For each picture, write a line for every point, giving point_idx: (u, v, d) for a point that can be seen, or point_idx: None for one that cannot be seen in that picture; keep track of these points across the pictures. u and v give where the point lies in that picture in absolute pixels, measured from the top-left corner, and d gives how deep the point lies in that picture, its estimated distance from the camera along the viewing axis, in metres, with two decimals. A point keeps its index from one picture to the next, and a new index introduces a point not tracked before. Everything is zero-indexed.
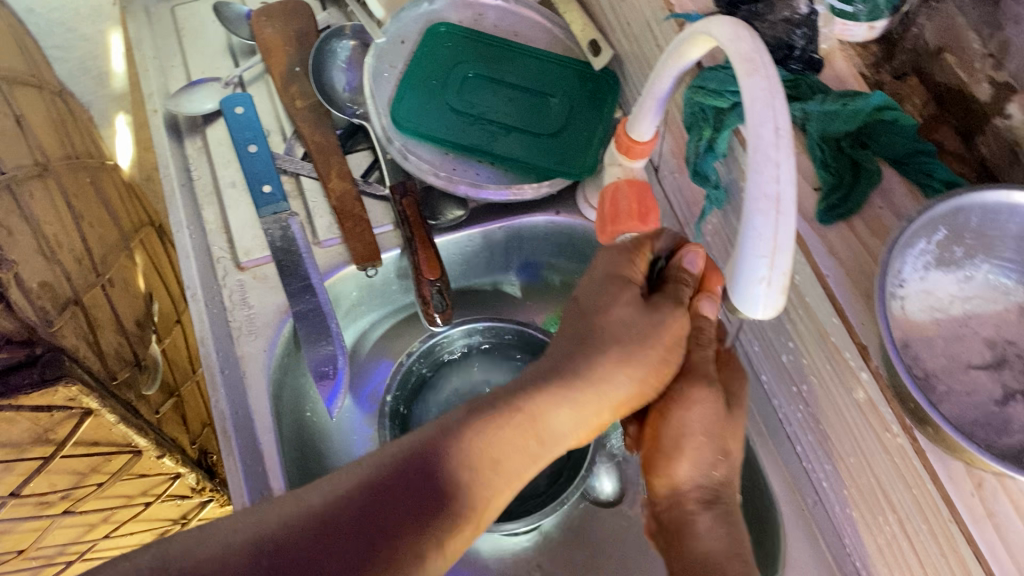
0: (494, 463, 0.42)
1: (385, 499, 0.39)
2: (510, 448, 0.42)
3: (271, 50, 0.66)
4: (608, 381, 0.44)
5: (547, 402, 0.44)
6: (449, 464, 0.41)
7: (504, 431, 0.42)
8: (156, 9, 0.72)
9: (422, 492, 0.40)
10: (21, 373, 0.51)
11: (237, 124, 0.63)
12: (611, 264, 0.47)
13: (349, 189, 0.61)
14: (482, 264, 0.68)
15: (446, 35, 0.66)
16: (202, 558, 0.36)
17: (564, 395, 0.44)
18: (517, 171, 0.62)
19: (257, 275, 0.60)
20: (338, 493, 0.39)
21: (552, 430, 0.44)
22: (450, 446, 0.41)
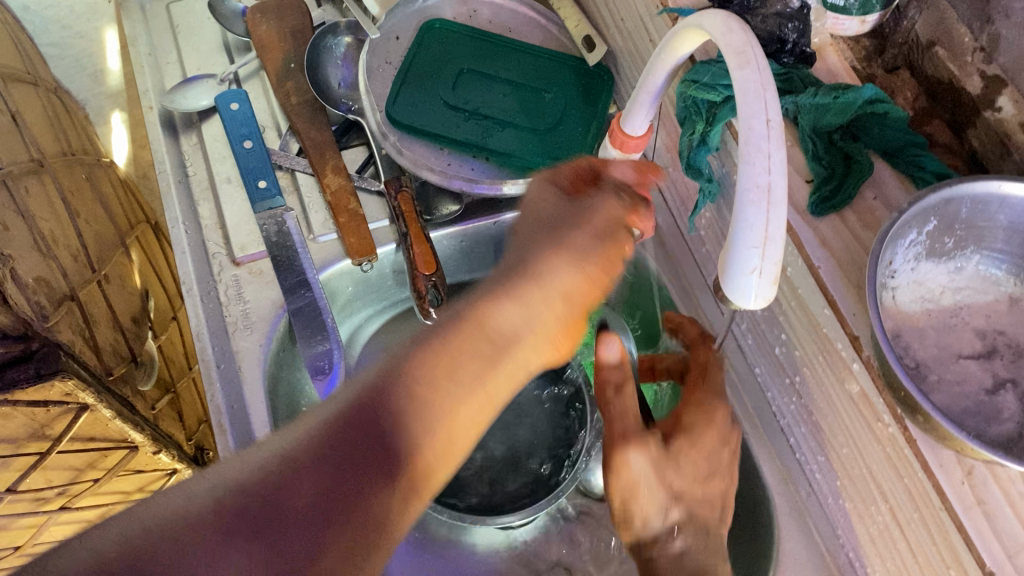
0: (446, 373, 0.37)
1: (339, 436, 0.34)
2: (461, 357, 0.38)
3: (266, 47, 0.66)
4: (546, 269, 0.42)
5: (487, 306, 0.40)
6: (396, 389, 0.36)
7: (450, 341, 0.38)
8: (151, 6, 0.72)
9: (385, 417, 0.36)
10: (17, 368, 0.52)
11: (232, 120, 0.63)
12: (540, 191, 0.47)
13: (345, 184, 0.61)
14: (477, 260, 0.68)
15: (441, 31, 0.66)
16: (150, 520, 0.30)
17: (500, 291, 0.40)
18: (511, 167, 0.62)
19: (252, 271, 0.60)
20: (299, 435, 0.35)
21: (503, 330, 0.39)
22: (395, 373, 0.37)
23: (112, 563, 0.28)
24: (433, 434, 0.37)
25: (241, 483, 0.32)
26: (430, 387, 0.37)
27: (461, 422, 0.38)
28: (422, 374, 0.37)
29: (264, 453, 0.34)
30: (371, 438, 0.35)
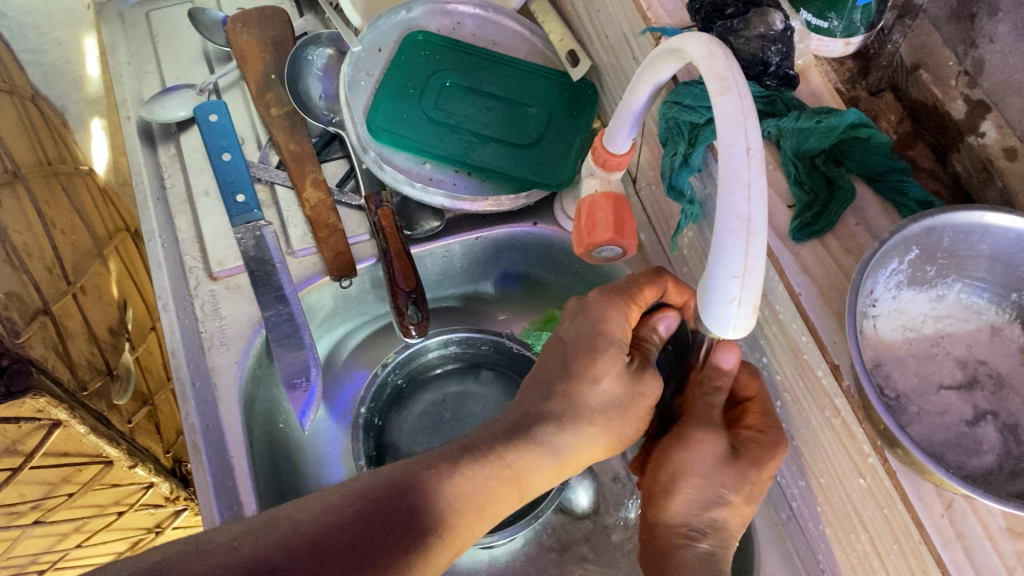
0: (480, 507, 0.43)
1: (375, 520, 0.39)
2: (496, 495, 0.44)
3: (246, 57, 0.66)
4: (582, 437, 0.47)
5: (528, 459, 0.45)
6: (438, 496, 0.42)
7: (496, 478, 0.44)
8: (131, 13, 0.71)
9: (413, 511, 0.41)
10: None
11: (211, 131, 0.62)
12: (602, 312, 0.49)
13: (324, 198, 0.61)
14: (458, 274, 0.67)
15: (424, 43, 0.65)
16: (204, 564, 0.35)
17: (540, 450, 0.46)
18: (494, 182, 0.62)
19: (229, 286, 0.59)
20: (342, 500, 0.40)
21: (533, 485, 0.46)
22: (441, 481, 0.42)
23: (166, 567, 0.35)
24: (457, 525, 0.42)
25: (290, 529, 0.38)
26: (461, 481, 0.43)
27: (479, 525, 0.43)
28: (453, 479, 0.43)
29: (319, 496, 0.40)
30: (399, 519, 0.40)
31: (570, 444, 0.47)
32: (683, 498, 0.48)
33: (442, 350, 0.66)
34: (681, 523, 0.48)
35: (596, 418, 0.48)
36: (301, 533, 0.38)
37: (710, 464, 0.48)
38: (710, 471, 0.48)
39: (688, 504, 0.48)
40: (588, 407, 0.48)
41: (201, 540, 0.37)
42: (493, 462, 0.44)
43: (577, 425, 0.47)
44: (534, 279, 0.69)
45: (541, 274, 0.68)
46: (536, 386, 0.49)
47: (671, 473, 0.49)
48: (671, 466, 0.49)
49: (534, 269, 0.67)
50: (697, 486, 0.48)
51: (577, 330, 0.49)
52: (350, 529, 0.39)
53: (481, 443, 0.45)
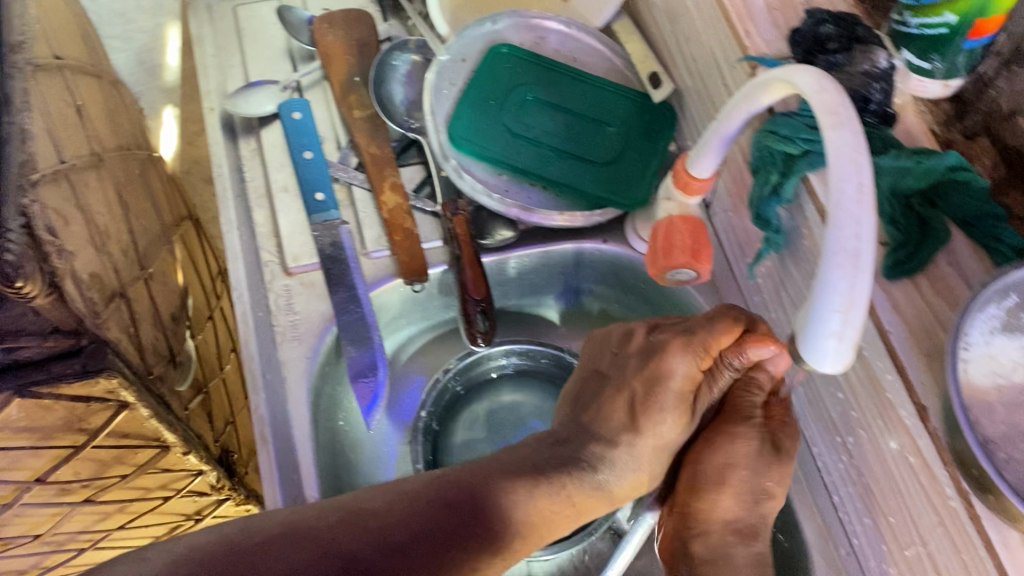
0: (542, 531, 0.44)
1: (449, 522, 0.41)
2: (559, 517, 0.45)
3: (331, 57, 0.67)
4: (642, 470, 0.50)
5: (588, 495, 0.47)
6: (506, 509, 0.43)
7: (560, 502, 0.45)
8: (218, 6, 0.71)
9: (482, 519, 0.42)
10: (62, 362, 0.54)
11: (294, 129, 0.63)
12: (676, 358, 0.49)
13: (401, 203, 0.61)
14: (525, 285, 0.67)
15: (508, 56, 0.65)
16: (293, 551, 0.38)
17: (600, 484, 0.48)
18: (568, 198, 0.62)
19: (304, 282, 0.60)
20: (417, 497, 0.42)
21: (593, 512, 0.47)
22: (509, 496, 0.44)
23: (265, 545, 0.38)
24: (522, 538, 0.44)
25: (370, 522, 0.40)
26: (529, 495, 0.44)
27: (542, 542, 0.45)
28: (524, 498, 0.44)
29: (397, 490, 0.43)
30: (468, 523, 0.42)
31: (628, 475, 0.49)
32: (731, 491, 0.48)
33: (503, 360, 0.66)
34: (732, 518, 0.48)
35: (647, 459, 0.50)
36: (380, 525, 0.40)
37: (754, 457, 0.48)
38: (757, 463, 0.48)
39: (738, 496, 0.48)
40: (648, 440, 0.49)
41: (294, 525, 0.40)
42: (561, 494, 0.46)
43: (627, 463, 0.49)
44: (595, 298, 0.69)
45: (603, 292, 0.68)
46: (609, 413, 0.50)
47: (719, 464, 0.49)
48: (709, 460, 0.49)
49: (596, 286, 0.67)
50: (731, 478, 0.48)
51: (643, 376, 0.50)
52: (424, 533, 0.41)
53: (548, 465, 0.47)
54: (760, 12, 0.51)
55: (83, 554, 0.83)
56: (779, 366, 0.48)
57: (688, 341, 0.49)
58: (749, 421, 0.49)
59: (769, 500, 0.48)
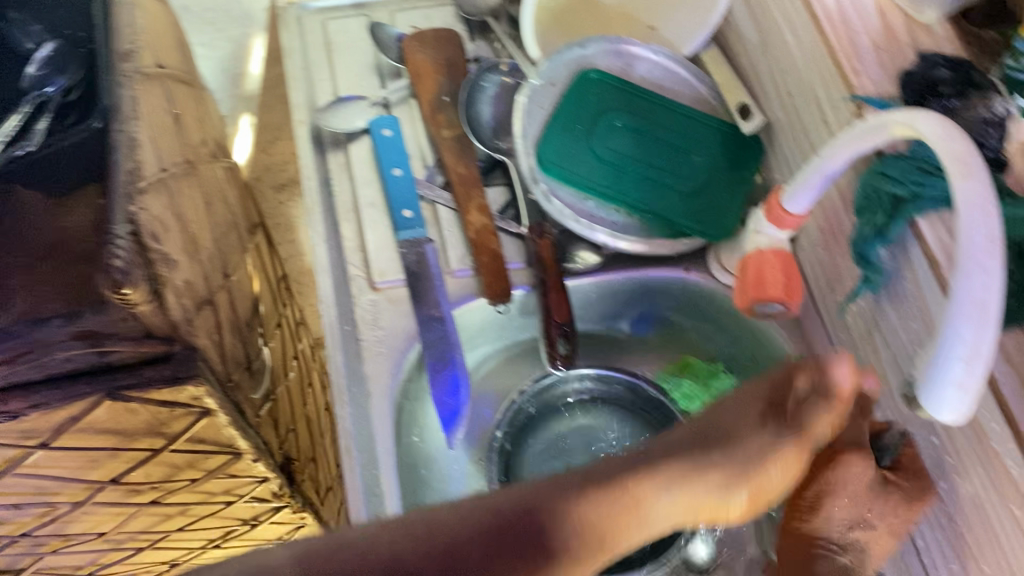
0: (599, 535, 0.40)
1: (501, 546, 0.37)
2: (615, 521, 0.41)
3: (421, 75, 0.67)
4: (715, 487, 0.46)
5: (649, 491, 0.44)
6: (557, 516, 0.40)
7: (613, 506, 0.41)
8: (308, 18, 0.72)
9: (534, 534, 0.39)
10: (153, 367, 0.54)
11: (384, 146, 0.64)
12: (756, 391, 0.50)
13: (487, 223, 0.62)
14: (603, 306, 0.66)
15: (597, 82, 0.65)
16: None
17: (664, 486, 0.44)
18: (653, 226, 0.63)
19: (390, 297, 0.61)
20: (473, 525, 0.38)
21: (651, 516, 0.43)
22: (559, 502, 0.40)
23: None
24: (585, 545, 0.40)
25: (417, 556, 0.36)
26: (580, 506, 0.40)
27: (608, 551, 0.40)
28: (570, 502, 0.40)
29: (460, 511, 0.39)
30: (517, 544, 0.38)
31: (694, 488, 0.45)
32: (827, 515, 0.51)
33: (579, 384, 0.64)
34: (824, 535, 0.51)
35: (710, 489, 0.46)
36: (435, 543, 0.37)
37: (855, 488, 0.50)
38: (862, 494, 0.50)
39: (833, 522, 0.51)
40: (736, 453, 0.48)
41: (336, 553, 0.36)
42: (614, 491, 0.42)
43: (696, 487, 0.45)
44: (671, 326, 0.67)
45: (681, 322, 0.67)
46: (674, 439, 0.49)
47: (816, 493, 0.51)
48: (821, 488, 0.51)
49: (674, 315, 0.66)
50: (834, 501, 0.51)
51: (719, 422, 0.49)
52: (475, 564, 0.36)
53: (605, 475, 0.43)
54: (867, 51, 0.51)
55: (139, 554, 0.84)
56: (875, 388, 0.49)
57: (759, 394, 0.50)
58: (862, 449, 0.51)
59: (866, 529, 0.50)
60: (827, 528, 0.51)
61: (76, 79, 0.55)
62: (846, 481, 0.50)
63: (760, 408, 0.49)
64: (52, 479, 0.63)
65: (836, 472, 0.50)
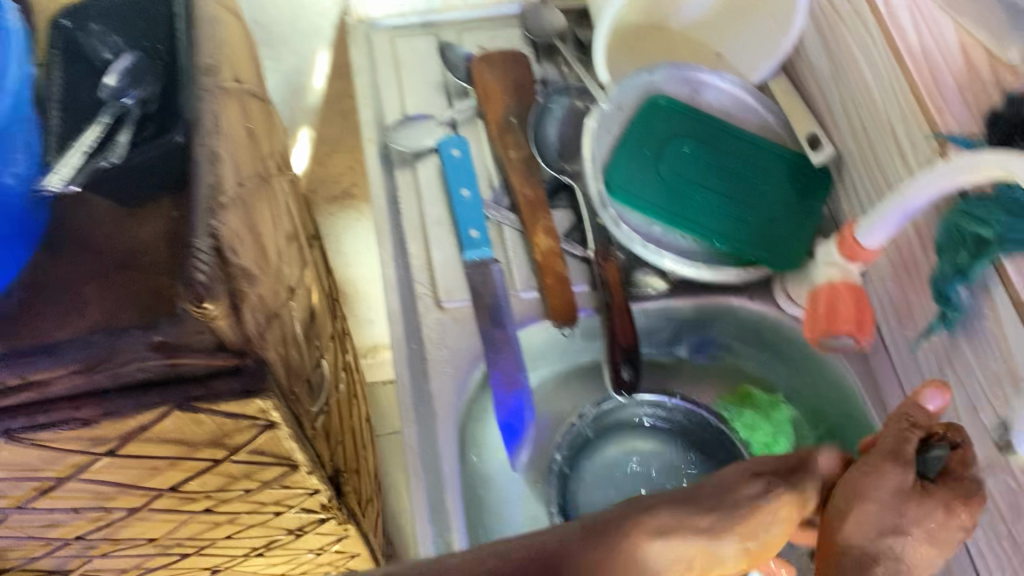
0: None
1: None
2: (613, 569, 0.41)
3: (489, 97, 0.68)
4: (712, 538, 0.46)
5: (642, 530, 0.43)
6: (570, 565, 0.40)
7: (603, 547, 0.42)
8: (377, 36, 0.73)
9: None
10: (222, 381, 0.49)
11: (452, 166, 0.65)
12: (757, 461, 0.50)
13: (553, 245, 0.62)
14: (665, 331, 0.66)
15: (665, 108, 0.66)
16: None
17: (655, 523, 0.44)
18: (719, 254, 0.63)
19: (456, 317, 0.61)
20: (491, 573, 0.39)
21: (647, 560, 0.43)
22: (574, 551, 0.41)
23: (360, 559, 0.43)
24: None
25: None
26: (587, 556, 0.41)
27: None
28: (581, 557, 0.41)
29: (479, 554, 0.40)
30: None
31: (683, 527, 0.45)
32: (858, 520, 0.43)
33: (649, 412, 0.63)
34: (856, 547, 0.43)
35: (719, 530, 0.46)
36: None
37: (891, 493, 0.43)
38: (893, 500, 0.43)
39: (862, 527, 0.43)
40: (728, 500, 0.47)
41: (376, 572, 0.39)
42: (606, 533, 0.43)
43: (685, 535, 0.45)
44: (731, 353, 0.67)
45: (742, 349, 0.66)
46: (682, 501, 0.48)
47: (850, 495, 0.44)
48: (848, 491, 0.45)
49: (735, 342, 0.66)
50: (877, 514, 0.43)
51: (710, 483, 0.48)
52: None
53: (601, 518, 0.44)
54: (951, 89, 0.51)
55: (184, 560, 0.85)
56: (936, 402, 0.45)
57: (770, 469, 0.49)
58: (899, 459, 0.44)
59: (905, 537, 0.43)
60: (855, 536, 0.43)
61: (150, 96, 0.56)
62: (877, 488, 0.44)
63: (754, 472, 0.49)
64: (113, 484, 0.63)
65: (861, 479, 0.44)
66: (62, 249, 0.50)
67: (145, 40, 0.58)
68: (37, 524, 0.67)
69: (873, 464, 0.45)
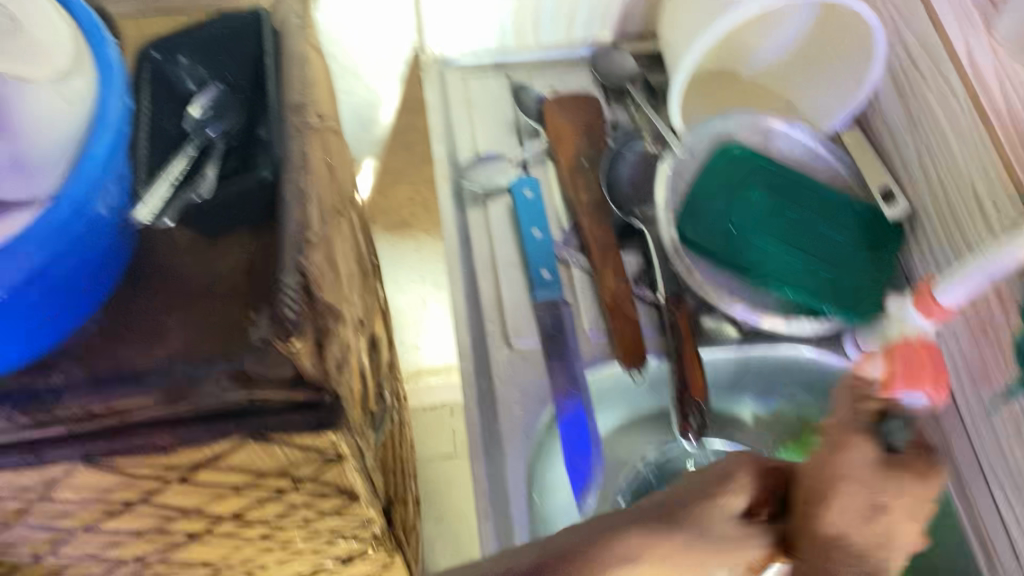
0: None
1: None
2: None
3: (561, 138, 0.68)
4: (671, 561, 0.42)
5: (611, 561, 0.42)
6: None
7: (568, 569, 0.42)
8: (449, 75, 0.74)
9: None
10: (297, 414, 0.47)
11: (524, 207, 0.66)
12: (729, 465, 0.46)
13: (622, 285, 0.62)
14: (731, 379, 0.66)
15: (738, 155, 0.66)
16: None
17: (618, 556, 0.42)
18: (788, 303, 0.64)
19: (525, 356, 0.61)
20: None
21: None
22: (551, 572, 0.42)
23: None
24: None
25: None
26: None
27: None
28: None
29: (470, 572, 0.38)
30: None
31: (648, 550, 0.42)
32: (841, 503, 0.40)
33: (705, 455, 0.63)
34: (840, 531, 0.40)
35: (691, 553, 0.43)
36: None
37: (872, 468, 0.41)
38: (871, 477, 0.41)
39: (845, 512, 0.40)
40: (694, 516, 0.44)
41: None
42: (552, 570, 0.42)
43: (653, 557, 0.42)
44: (793, 403, 0.67)
45: (804, 399, 0.66)
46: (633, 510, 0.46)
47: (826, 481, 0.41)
48: (820, 481, 0.42)
49: (799, 392, 0.66)
50: (855, 502, 0.40)
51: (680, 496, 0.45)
52: None
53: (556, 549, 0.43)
54: None
55: None
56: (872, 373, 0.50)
57: (738, 460, 0.46)
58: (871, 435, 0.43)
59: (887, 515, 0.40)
60: (839, 520, 0.40)
61: (233, 129, 0.56)
62: (854, 461, 0.41)
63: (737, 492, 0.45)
64: (176, 508, 0.64)
65: (836, 456, 0.42)
66: (145, 279, 0.50)
67: (225, 72, 0.58)
68: (99, 544, 0.68)
69: (841, 439, 0.43)
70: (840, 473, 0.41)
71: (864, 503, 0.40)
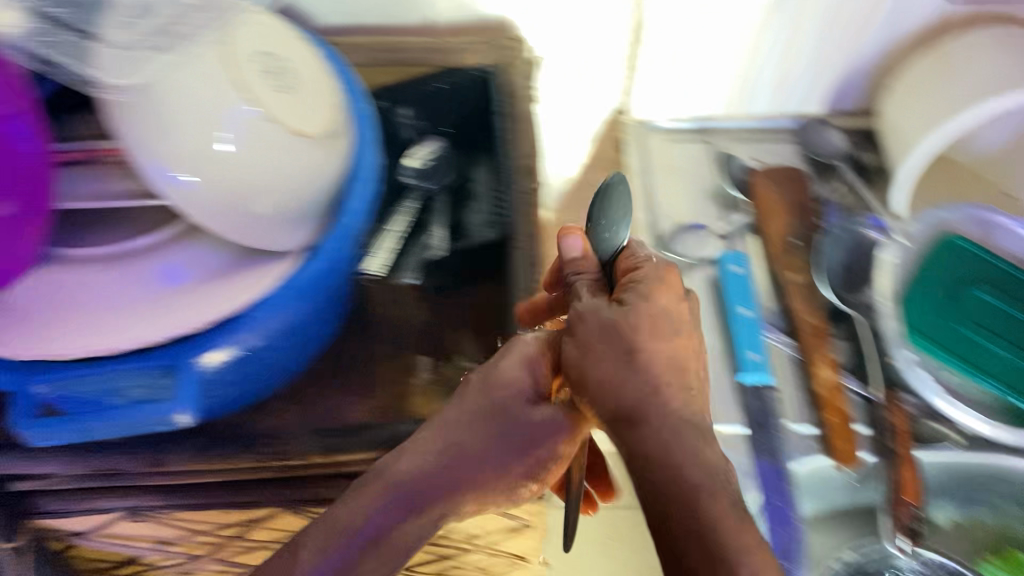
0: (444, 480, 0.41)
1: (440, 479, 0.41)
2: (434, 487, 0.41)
3: (769, 214, 0.67)
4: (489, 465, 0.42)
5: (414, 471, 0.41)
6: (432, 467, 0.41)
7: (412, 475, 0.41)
8: (654, 139, 0.74)
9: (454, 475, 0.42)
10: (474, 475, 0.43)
11: (732, 283, 0.63)
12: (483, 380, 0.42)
13: (835, 380, 0.60)
14: (943, 483, 0.59)
15: (959, 249, 0.65)
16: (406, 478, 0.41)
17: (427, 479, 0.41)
18: (1014, 412, 0.60)
19: (728, 442, 0.59)
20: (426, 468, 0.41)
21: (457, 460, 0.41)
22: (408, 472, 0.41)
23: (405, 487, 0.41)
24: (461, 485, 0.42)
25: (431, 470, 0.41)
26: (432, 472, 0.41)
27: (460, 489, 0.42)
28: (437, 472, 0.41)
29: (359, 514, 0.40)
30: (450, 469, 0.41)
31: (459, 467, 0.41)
32: (601, 345, 0.37)
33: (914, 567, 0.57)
34: (623, 377, 0.35)
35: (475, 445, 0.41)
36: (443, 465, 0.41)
37: (605, 328, 0.37)
38: (616, 334, 0.37)
39: (620, 357, 0.36)
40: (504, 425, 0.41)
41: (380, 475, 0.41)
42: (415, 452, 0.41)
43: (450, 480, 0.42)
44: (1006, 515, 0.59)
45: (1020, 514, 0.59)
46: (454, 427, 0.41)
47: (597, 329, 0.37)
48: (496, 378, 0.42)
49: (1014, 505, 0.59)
50: (620, 348, 0.36)
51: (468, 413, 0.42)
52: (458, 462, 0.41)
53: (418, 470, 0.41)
54: None
55: None
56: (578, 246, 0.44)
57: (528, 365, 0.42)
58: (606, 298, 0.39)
59: (640, 343, 0.36)
60: (594, 370, 0.36)
61: (448, 181, 0.59)
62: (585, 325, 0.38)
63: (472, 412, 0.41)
64: None
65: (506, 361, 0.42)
66: (359, 327, 0.54)
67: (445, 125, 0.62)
68: None
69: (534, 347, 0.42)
70: (597, 334, 0.37)
71: (616, 339, 0.37)
